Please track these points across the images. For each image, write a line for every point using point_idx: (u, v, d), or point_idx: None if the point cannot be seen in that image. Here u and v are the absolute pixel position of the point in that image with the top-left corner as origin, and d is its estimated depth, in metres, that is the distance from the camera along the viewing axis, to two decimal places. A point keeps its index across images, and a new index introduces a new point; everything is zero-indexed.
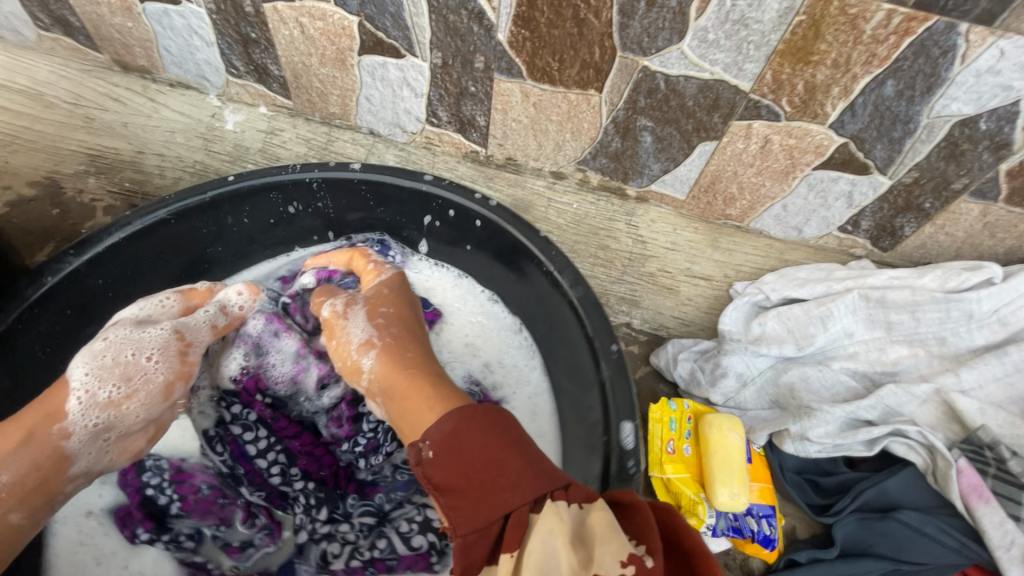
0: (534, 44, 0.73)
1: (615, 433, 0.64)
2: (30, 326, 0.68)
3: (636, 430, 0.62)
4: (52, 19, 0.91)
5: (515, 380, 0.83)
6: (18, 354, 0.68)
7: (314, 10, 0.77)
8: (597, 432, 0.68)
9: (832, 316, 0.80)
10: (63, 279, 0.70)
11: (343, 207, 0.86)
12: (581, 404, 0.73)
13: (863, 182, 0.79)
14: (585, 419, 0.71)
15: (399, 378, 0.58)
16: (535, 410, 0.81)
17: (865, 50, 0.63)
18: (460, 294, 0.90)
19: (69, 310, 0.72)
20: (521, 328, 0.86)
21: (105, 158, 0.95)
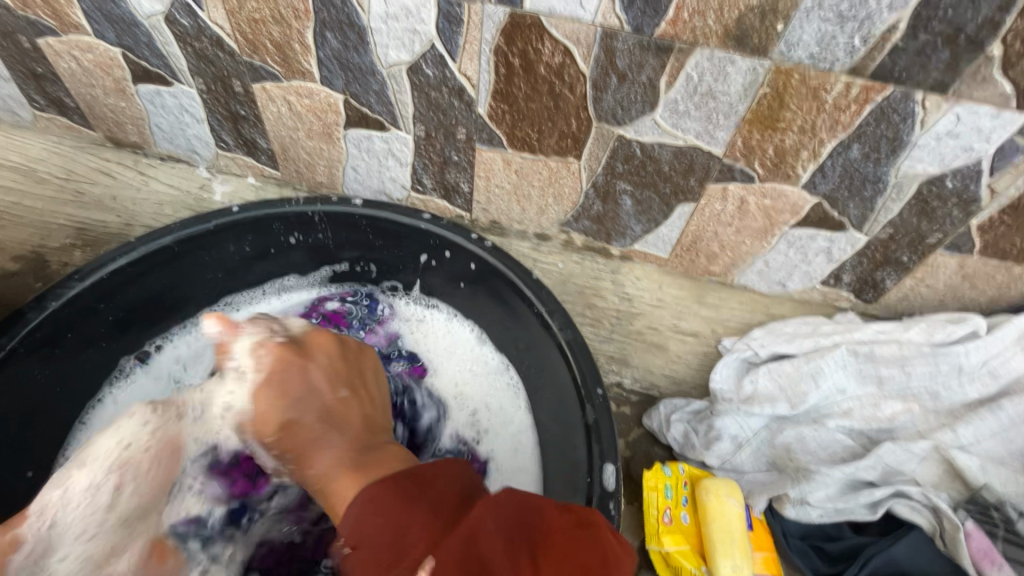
0: (513, 116, 0.76)
1: (594, 470, 0.62)
2: (30, 349, 0.68)
3: (618, 472, 0.61)
4: (48, 101, 0.94)
5: (500, 422, 0.81)
6: (17, 379, 0.68)
7: (301, 89, 0.80)
8: (579, 473, 0.65)
9: (823, 372, 0.79)
10: (65, 303, 0.70)
11: (342, 240, 0.84)
12: (563, 438, 0.71)
13: (841, 238, 0.80)
14: (568, 450, 0.69)
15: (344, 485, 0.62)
16: (519, 444, 0.79)
17: (829, 117, 0.65)
18: (450, 336, 0.89)
19: (69, 334, 0.72)
20: (508, 368, 0.84)
21: (92, 232, 0.97)
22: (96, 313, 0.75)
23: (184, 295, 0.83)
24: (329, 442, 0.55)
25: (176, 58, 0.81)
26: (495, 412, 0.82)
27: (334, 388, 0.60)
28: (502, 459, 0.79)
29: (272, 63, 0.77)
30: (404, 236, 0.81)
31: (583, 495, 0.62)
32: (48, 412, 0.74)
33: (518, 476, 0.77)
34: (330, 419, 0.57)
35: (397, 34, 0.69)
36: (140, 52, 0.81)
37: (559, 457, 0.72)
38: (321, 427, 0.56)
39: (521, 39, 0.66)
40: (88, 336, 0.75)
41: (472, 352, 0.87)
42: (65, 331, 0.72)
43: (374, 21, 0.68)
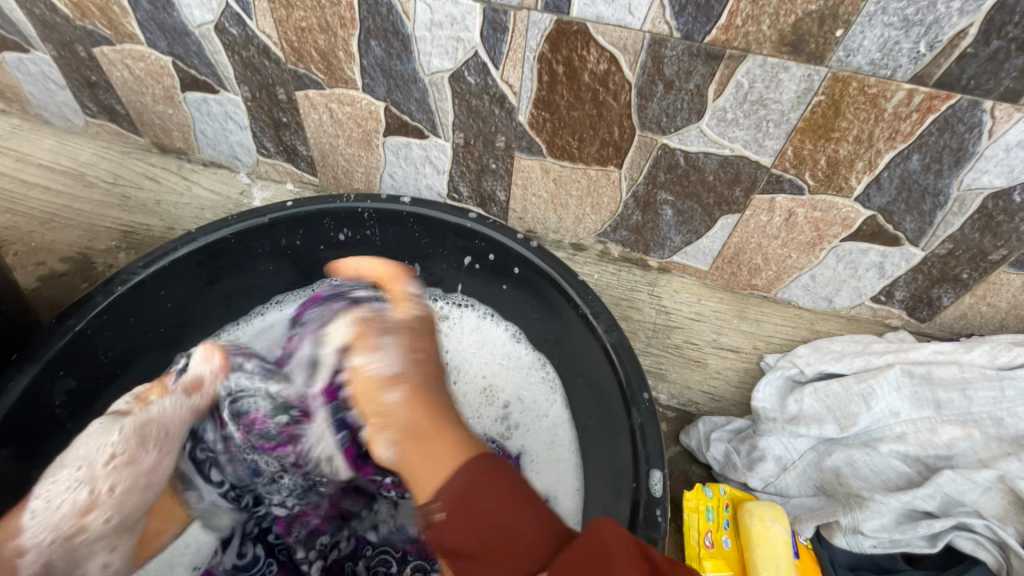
0: (555, 124, 0.75)
1: (641, 474, 0.60)
2: (98, 331, 0.68)
3: (665, 478, 0.59)
4: (100, 107, 0.97)
5: (532, 416, 0.80)
6: (84, 359, 0.68)
7: (343, 97, 0.81)
8: (624, 477, 0.63)
9: (875, 394, 0.76)
10: (131, 289, 0.70)
11: (391, 239, 0.84)
12: (607, 440, 0.69)
13: (895, 253, 0.77)
14: (612, 453, 0.67)
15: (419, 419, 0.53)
16: (554, 439, 0.78)
17: (888, 126, 0.63)
18: (484, 333, 0.87)
19: (132, 318, 0.72)
20: (546, 364, 0.83)
21: (136, 234, 0.96)
22: (157, 300, 0.74)
23: (239, 287, 0.82)
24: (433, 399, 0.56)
25: (223, 66, 0.83)
26: (533, 407, 0.81)
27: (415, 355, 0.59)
28: (541, 453, 0.78)
29: (316, 71, 0.78)
30: (448, 235, 0.81)
31: (630, 499, 0.60)
32: (106, 393, 0.73)
33: (556, 468, 0.76)
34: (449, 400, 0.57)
35: (440, 42, 0.69)
36: (189, 60, 0.83)
37: (603, 459, 0.69)
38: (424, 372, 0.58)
39: (566, 45, 0.65)
40: (150, 321, 0.75)
41: (512, 347, 0.86)
42: (129, 315, 0.72)
43: (419, 29, 0.69)
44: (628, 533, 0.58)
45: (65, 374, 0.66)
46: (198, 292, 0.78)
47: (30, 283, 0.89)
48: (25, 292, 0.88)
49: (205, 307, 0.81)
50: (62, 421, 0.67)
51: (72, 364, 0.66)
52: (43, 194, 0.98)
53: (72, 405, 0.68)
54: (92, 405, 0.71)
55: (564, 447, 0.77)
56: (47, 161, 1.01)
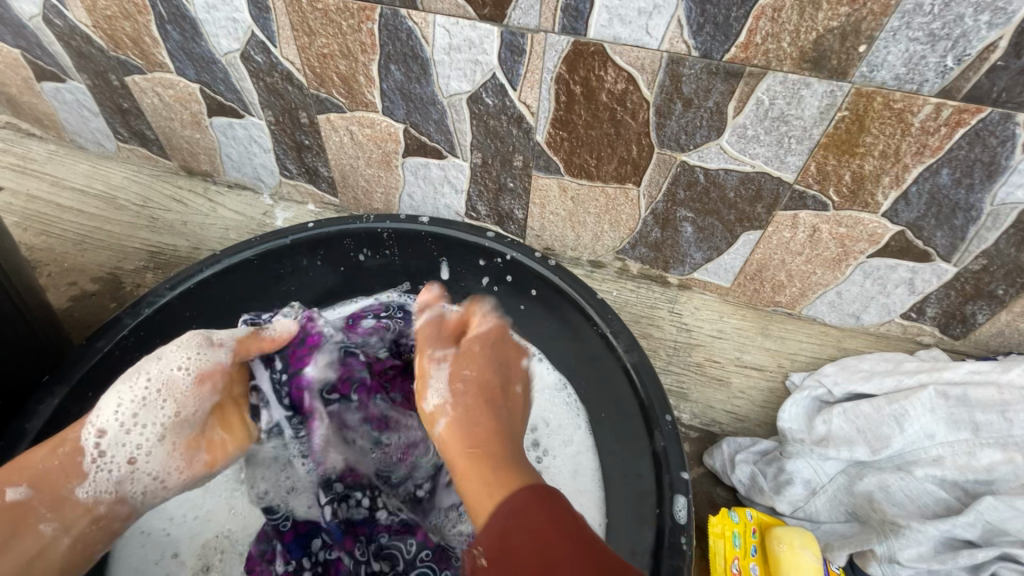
0: (572, 143, 0.75)
1: (665, 500, 0.59)
2: (125, 351, 0.70)
3: (689, 504, 0.57)
4: (131, 133, 1.01)
5: (559, 443, 0.78)
6: (110, 378, 0.69)
7: (363, 120, 0.83)
8: (647, 502, 0.62)
9: (908, 416, 0.73)
10: (158, 311, 0.72)
11: (410, 259, 0.85)
12: (630, 464, 0.67)
13: (925, 269, 0.74)
14: (634, 477, 0.65)
15: (461, 454, 0.58)
16: (576, 471, 0.76)
17: (915, 141, 0.61)
18: None
19: (159, 339, 0.74)
20: (566, 385, 0.82)
21: (164, 254, 0.98)
22: (182, 321, 0.76)
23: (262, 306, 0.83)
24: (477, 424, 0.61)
25: (248, 92, 0.85)
26: (554, 430, 0.79)
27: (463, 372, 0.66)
28: (563, 483, 0.75)
29: (338, 95, 0.80)
30: (467, 254, 0.81)
31: (654, 524, 0.59)
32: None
33: (579, 500, 0.74)
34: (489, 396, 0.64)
35: (459, 65, 0.70)
36: (216, 87, 0.86)
37: (625, 482, 0.68)
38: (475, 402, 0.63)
39: (583, 66, 0.66)
40: None
41: (532, 368, 0.84)
42: (155, 336, 0.73)
43: (437, 53, 0.70)
44: (653, 561, 0.57)
45: (93, 395, 0.67)
46: (224, 313, 0.80)
47: (62, 303, 0.92)
48: (57, 312, 0.91)
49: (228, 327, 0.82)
50: None
51: (99, 383, 0.68)
52: (76, 217, 1.02)
53: None
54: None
55: (587, 476, 0.75)
56: (80, 186, 1.05)
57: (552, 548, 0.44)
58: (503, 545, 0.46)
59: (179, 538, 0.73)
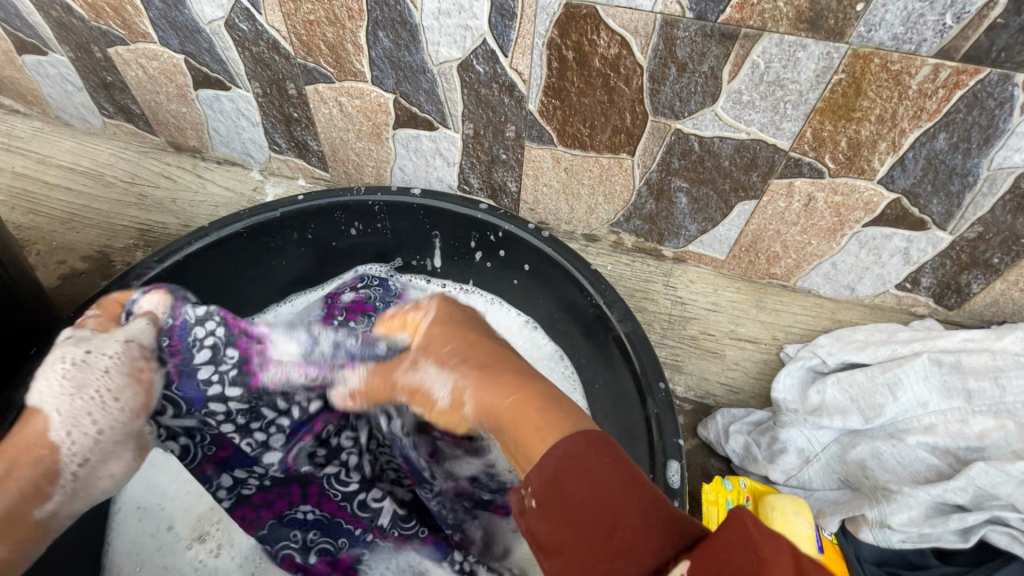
0: (566, 112, 0.74)
1: (658, 465, 0.59)
2: None
3: (682, 469, 0.57)
4: (116, 107, 0.99)
5: None
6: None
7: (352, 90, 0.81)
8: (640, 469, 0.62)
9: (901, 383, 0.73)
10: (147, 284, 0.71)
11: (402, 232, 0.84)
12: (622, 434, 0.67)
13: (921, 238, 0.74)
14: (627, 445, 0.66)
15: (500, 405, 0.42)
16: None
17: (912, 104, 0.60)
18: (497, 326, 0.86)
19: None
20: (561, 359, 0.81)
21: (153, 232, 0.97)
22: None
23: (252, 281, 0.83)
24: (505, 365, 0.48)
25: (234, 63, 0.83)
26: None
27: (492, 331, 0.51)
28: None
29: (325, 65, 0.78)
30: (460, 227, 0.80)
31: None
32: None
33: None
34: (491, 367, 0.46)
35: (448, 30, 0.69)
36: (201, 58, 0.84)
37: (618, 449, 0.68)
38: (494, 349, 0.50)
39: (576, 30, 0.64)
40: None
41: (526, 341, 0.84)
42: None
43: (426, 18, 0.68)
44: None
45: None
46: (214, 288, 0.79)
47: (52, 281, 0.90)
48: (46, 290, 0.90)
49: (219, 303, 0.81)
50: None
51: None
52: (63, 195, 1.00)
53: None
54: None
55: None
56: (66, 163, 1.03)
57: (622, 492, 0.35)
58: (551, 502, 0.36)
59: (173, 512, 0.73)
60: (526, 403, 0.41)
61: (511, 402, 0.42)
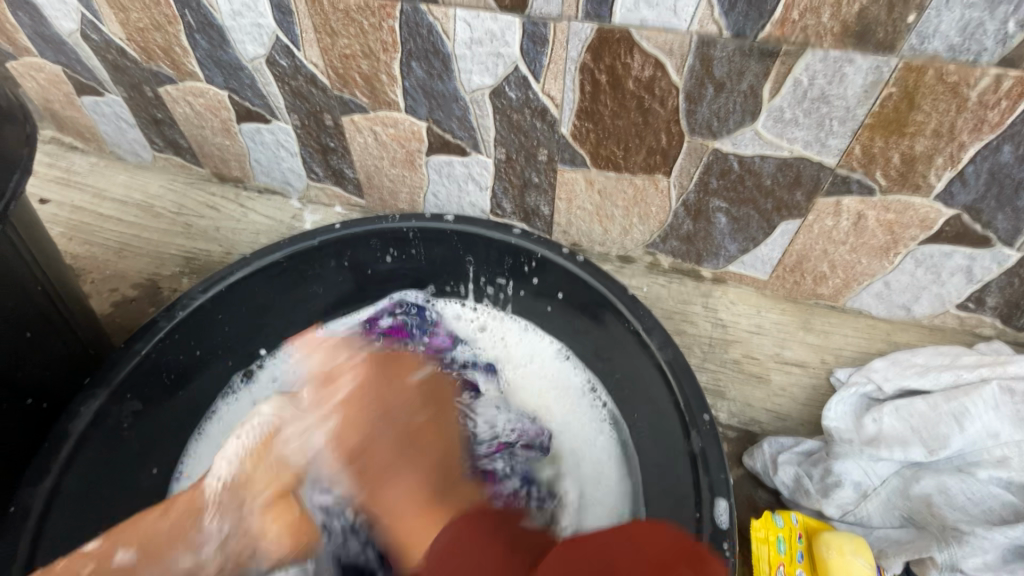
0: (598, 135, 0.73)
1: (704, 503, 0.56)
2: (162, 354, 0.71)
3: (731, 508, 0.55)
4: (165, 142, 1.04)
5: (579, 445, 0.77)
6: (149, 379, 0.70)
7: (387, 119, 0.82)
8: (683, 506, 0.59)
9: (968, 414, 0.68)
10: (191, 314, 0.73)
11: (435, 258, 0.84)
12: (665, 467, 0.65)
13: (984, 256, 0.69)
14: (669, 480, 0.63)
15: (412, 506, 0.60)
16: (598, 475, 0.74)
17: (972, 116, 0.57)
18: (529, 350, 0.85)
19: (193, 342, 0.74)
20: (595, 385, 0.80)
21: (198, 260, 1.00)
22: (215, 324, 0.76)
23: (290, 307, 0.84)
24: (401, 479, 0.61)
25: (275, 97, 0.86)
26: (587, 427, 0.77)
27: (398, 431, 0.63)
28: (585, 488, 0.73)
29: (361, 96, 0.80)
30: (494, 253, 0.80)
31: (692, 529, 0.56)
32: (167, 410, 0.74)
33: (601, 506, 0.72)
34: (410, 442, 0.63)
35: (481, 59, 0.69)
36: (243, 93, 0.87)
37: (659, 482, 0.65)
38: (395, 448, 0.63)
39: (609, 54, 0.63)
40: (210, 345, 0.77)
41: (559, 365, 0.82)
42: (190, 339, 0.74)
43: (458, 47, 0.69)
44: None
45: (132, 397, 0.68)
46: (256, 316, 0.81)
47: (105, 309, 0.95)
48: (100, 317, 0.94)
49: (258, 331, 0.82)
50: (129, 441, 0.69)
51: (138, 385, 0.69)
52: (116, 226, 1.05)
53: (138, 426, 0.70)
54: (157, 425, 0.73)
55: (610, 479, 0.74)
56: (120, 196, 1.09)
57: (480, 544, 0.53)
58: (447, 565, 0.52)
59: None
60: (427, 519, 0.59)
61: (417, 509, 0.59)
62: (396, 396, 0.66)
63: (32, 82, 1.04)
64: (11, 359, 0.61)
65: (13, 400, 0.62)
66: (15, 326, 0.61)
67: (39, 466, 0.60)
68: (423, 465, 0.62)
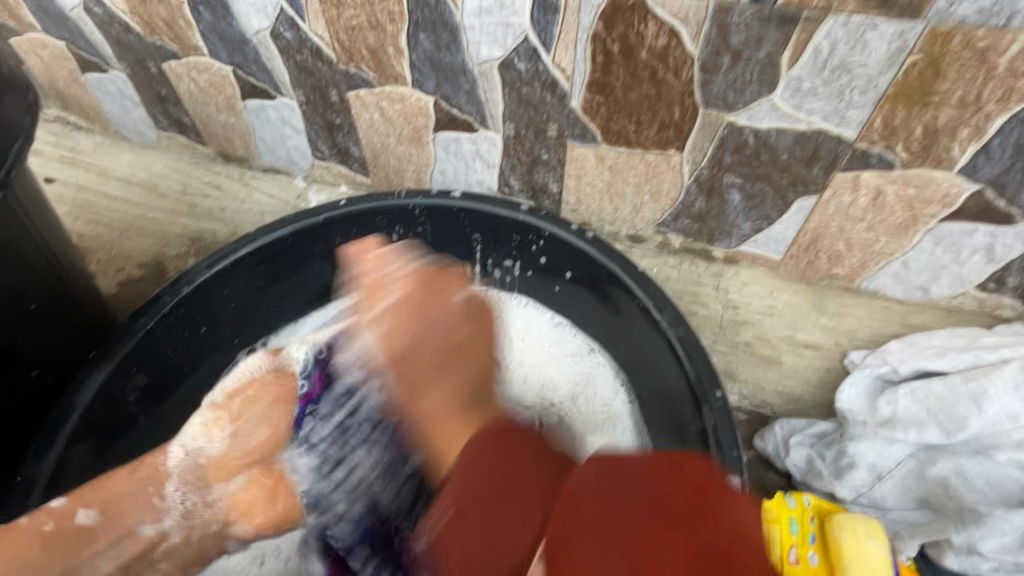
0: (610, 108, 0.71)
1: None
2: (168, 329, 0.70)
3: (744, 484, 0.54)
4: (170, 120, 1.03)
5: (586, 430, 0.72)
6: (155, 354, 0.70)
7: (393, 94, 0.81)
8: None
9: (987, 395, 0.66)
10: (197, 290, 0.72)
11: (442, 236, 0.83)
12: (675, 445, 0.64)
13: (1007, 233, 0.67)
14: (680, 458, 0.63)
15: (449, 417, 0.61)
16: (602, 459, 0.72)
17: (1000, 85, 0.55)
18: None
19: (199, 318, 0.74)
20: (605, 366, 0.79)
21: (204, 240, 1.00)
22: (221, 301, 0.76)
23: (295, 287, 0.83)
24: (440, 387, 0.62)
25: (279, 72, 0.84)
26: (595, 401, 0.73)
27: (454, 339, 0.65)
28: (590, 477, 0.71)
29: (366, 69, 0.79)
30: (502, 231, 0.79)
31: None
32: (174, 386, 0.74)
33: None
34: (449, 360, 0.63)
35: (489, 29, 0.68)
36: (248, 68, 0.86)
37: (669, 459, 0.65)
38: (439, 369, 0.63)
39: (622, 22, 0.61)
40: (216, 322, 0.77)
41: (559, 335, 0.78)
42: (196, 315, 0.73)
43: (467, 17, 0.67)
44: None
45: (138, 371, 0.68)
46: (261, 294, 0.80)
47: (112, 289, 0.94)
48: (107, 297, 0.93)
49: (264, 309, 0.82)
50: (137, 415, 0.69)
51: (143, 359, 0.68)
52: (121, 205, 1.04)
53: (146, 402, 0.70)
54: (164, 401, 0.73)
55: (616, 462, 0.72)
56: (125, 175, 1.08)
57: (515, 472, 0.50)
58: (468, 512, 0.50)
59: None
60: (457, 432, 0.60)
61: (454, 420, 0.61)
62: (437, 317, 0.66)
63: (35, 59, 1.03)
64: (16, 331, 0.61)
65: (18, 372, 0.62)
66: (19, 298, 0.61)
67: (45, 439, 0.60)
68: (460, 375, 0.63)
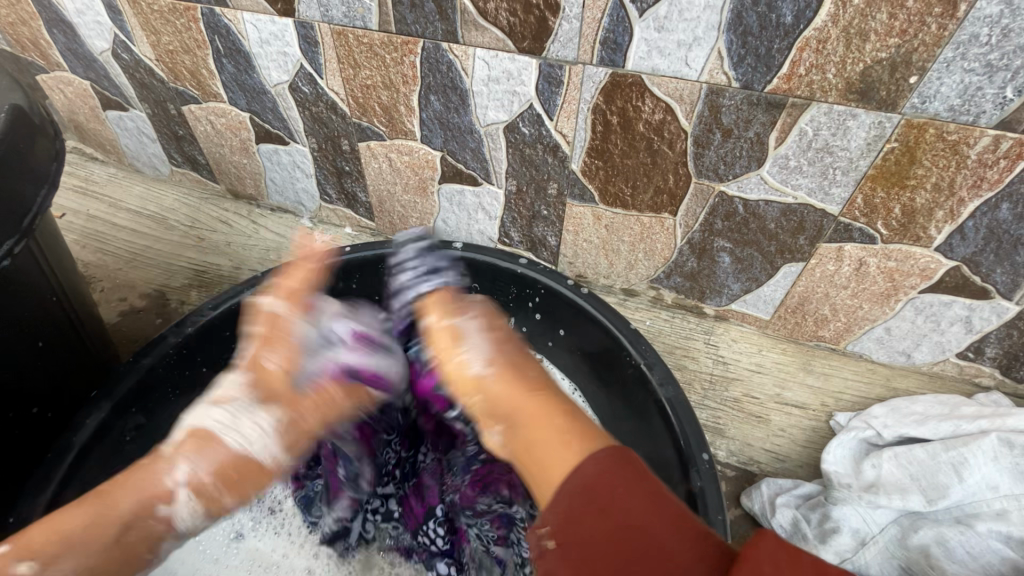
0: (608, 172, 0.75)
1: None
2: (169, 369, 0.72)
3: None
4: (184, 158, 1.07)
5: None
6: (154, 393, 0.71)
7: (402, 147, 0.85)
8: None
9: (967, 463, 0.68)
10: (199, 331, 0.73)
11: None
12: None
13: (984, 307, 0.70)
14: None
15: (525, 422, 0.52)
16: None
17: (971, 173, 0.59)
18: None
19: (199, 357, 0.75)
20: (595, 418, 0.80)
21: (208, 274, 1.00)
22: (222, 341, 0.77)
23: None
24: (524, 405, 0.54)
25: (295, 120, 0.88)
26: None
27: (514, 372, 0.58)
28: None
29: (378, 124, 0.83)
30: (500, 282, 0.81)
31: None
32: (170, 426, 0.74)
33: None
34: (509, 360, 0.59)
35: (497, 95, 0.72)
36: (265, 116, 0.90)
37: None
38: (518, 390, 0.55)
39: (621, 97, 0.66)
40: (216, 363, 0.78)
41: None
42: (196, 355, 0.75)
43: (476, 84, 0.72)
44: None
45: (136, 411, 0.69)
46: None
47: (112, 318, 0.94)
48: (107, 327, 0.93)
49: None
50: (131, 455, 0.69)
51: (142, 398, 0.69)
52: (129, 236, 1.06)
53: (140, 442, 0.71)
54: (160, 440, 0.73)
55: None
56: (135, 207, 1.11)
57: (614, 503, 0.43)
58: (573, 531, 0.43)
59: None
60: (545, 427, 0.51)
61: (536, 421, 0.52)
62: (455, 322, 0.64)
63: (59, 95, 1.08)
64: (21, 367, 0.62)
65: (19, 408, 0.62)
66: (27, 334, 0.62)
67: (40, 478, 0.60)
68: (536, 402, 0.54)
